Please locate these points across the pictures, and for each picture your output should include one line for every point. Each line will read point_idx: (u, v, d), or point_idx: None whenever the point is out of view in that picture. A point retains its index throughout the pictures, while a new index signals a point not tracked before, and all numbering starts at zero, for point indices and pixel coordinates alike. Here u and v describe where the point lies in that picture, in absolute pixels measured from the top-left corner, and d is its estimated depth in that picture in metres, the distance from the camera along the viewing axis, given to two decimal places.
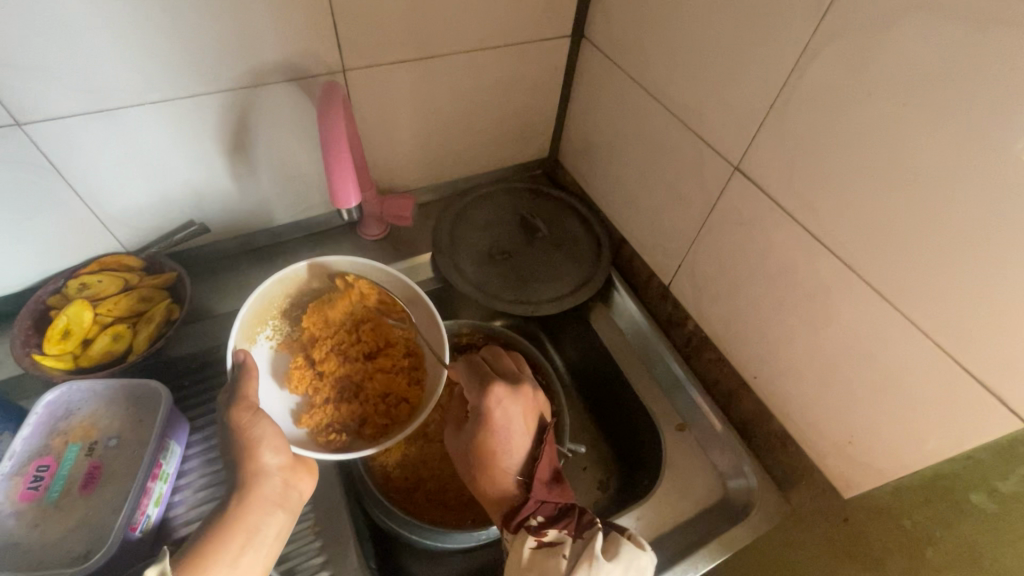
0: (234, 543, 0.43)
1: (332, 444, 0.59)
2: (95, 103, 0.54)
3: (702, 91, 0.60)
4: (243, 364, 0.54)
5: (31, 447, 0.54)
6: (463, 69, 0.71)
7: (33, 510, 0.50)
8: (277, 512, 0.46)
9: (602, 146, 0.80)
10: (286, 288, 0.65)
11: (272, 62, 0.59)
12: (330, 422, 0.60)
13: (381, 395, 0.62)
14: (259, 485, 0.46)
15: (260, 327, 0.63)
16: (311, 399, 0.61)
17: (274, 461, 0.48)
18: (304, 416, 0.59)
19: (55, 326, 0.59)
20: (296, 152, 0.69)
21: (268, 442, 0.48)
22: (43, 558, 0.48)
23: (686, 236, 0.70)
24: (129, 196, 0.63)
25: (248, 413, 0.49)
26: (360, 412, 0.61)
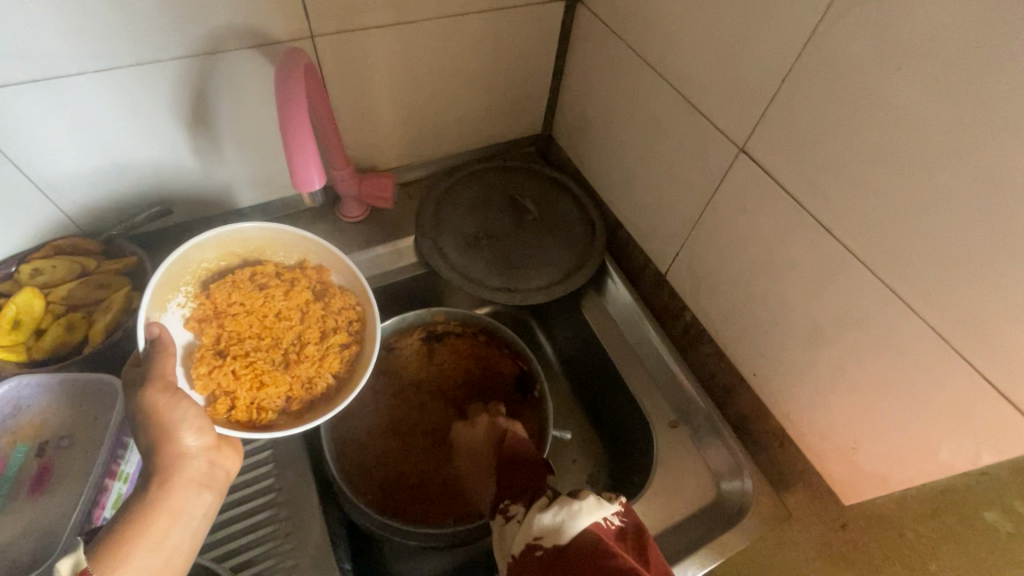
0: (156, 527, 0.41)
1: (259, 425, 0.53)
2: (27, 71, 0.49)
3: (706, 62, 0.54)
4: (155, 342, 0.47)
5: None
6: (445, 36, 0.65)
7: None
8: (202, 492, 0.44)
9: (597, 123, 0.75)
10: (205, 254, 0.58)
11: (229, 26, 0.53)
12: (253, 402, 0.53)
13: (310, 369, 0.57)
14: (181, 467, 0.43)
15: (171, 294, 0.56)
16: (225, 377, 0.53)
17: (196, 443, 0.44)
18: (220, 399, 0.52)
19: (4, 316, 0.55)
20: (264, 125, 0.64)
21: (188, 422, 0.44)
22: None
23: (685, 221, 0.65)
24: (78, 173, 0.58)
25: (164, 395, 0.43)
26: (289, 388, 0.55)
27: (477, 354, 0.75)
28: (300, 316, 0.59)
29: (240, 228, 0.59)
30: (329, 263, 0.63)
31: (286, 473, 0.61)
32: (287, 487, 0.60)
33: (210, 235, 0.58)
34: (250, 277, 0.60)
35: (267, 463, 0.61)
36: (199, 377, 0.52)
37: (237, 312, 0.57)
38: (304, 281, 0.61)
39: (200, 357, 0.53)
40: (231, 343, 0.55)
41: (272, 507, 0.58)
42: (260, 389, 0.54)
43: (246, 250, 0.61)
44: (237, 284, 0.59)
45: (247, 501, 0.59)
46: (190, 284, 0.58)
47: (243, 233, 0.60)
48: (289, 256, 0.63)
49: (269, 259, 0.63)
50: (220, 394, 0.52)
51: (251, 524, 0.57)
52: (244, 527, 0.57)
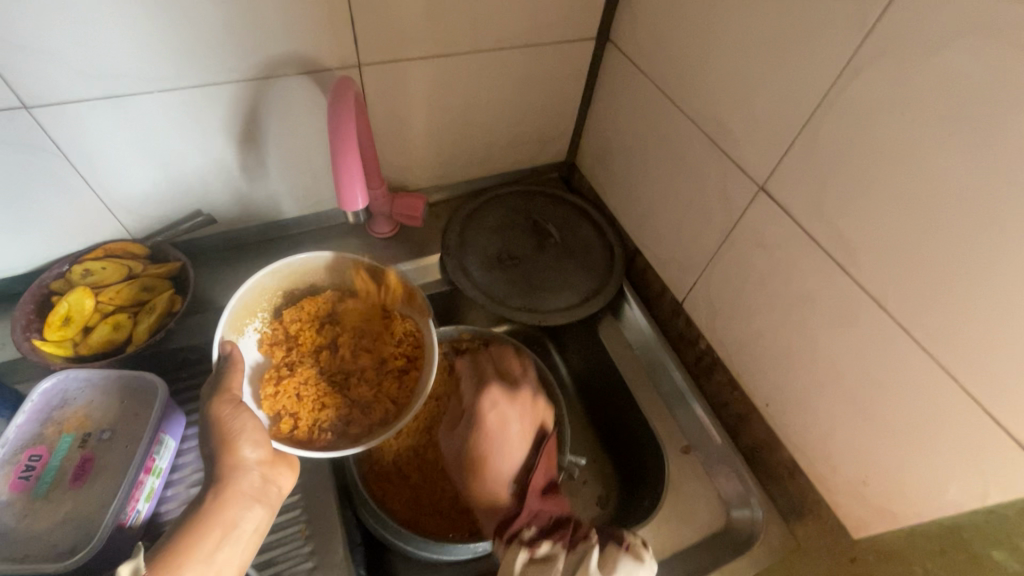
0: (208, 540, 0.42)
1: (315, 445, 0.56)
2: (103, 89, 0.53)
3: (731, 104, 0.57)
4: (228, 356, 0.54)
5: (23, 436, 0.53)
6: (482, 68, 0.69)
7: (23, 500, 0.50)
8: (254, 506, 0.46)
9: (621, 154, 0.78)
10: (278, 281, 0.63)
11: (286, 54, 0.57)
12: (314, 423, 0.57)
13: (369, 395, 0.60)
14: (236, 480, 0.45)
15: (248, 319, 0.62)
16: (289, 401, 0.57)
17: (253, 456, 0.47)
18: (283, 418, 0.56)
19: (57, 312, 0.59)
20: (307, 146, 0.68)
21: (247, 436, 0.47)
22: (28, 552, 0.48)
23: (703, 253, 0.67)
24: (134, 183, 0.62)
25: (229, 406, 0.48)
26: (347, 411, 0.59)
27: None
28: (363, 341, 0.63)
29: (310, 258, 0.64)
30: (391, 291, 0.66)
31: (306, 477, 0.63)
32: (307, 489, 0.62)
33: (282, 264, 0.62)
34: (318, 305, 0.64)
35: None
36: (267, 397, 0.57)
37: (307, 338, 0.62)
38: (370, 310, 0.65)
39: (269, 379, 0.59)
40: (299, 366, 0.60)
41: (293, 509, 0.60)
42: (320, 411, 0.58)
43: (315, 277, 0.66)
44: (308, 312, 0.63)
45: None
46: (265, 309, 0.63)
47: (309, 261, 0.64)
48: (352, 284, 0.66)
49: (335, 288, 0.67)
50: (284, 413, 0.57)
51: (273, 524, 0.59)
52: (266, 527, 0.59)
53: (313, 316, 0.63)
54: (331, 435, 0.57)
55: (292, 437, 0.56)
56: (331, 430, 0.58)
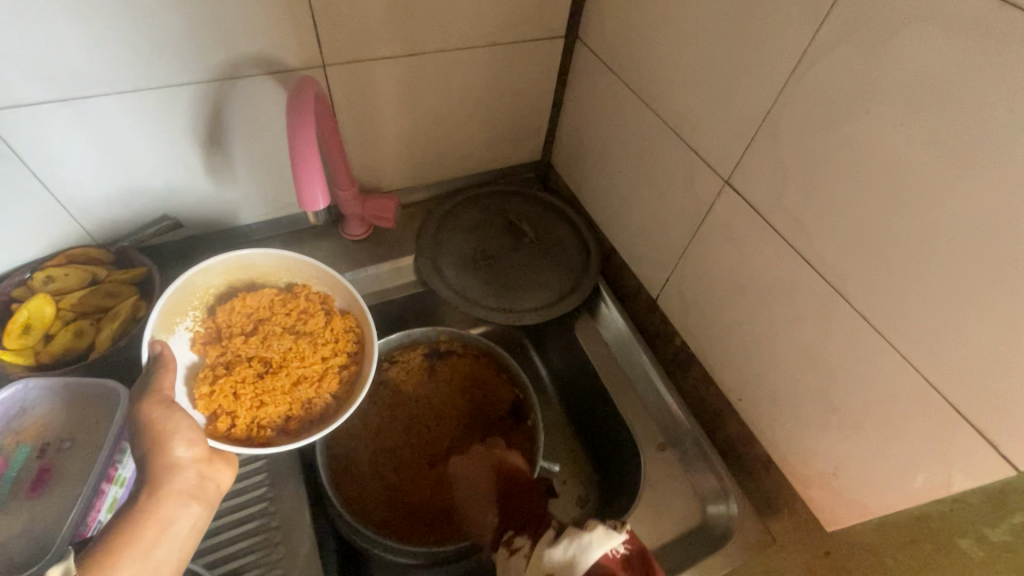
0: (143, 538, 0.41)
1: (256, 442, 0.55)
2: (58, 91, 0.52)
3: (695, 98, 0.57)
4: (158, 358, 0.53)
5: None
6: (451, 67, 0.69)
7: None
8: (191, 504, 0.45)
9: (594, 152, 0.78)
10: (212, 279, 0.62)
11: (248, 54, 0.57)
12: (252, 421, 0.56)
13: (310, 390, 0.59)
14: (170, 478, 0.44)
15: (179, 317, 0.60)
16: (224, 401, 0.55)
17: (188, 454, 0.46)
18: (220, 418, 0.55)
19: (16, 321, 0.57)
20: (274, 147, 0.67)
21: (180, 434, 0.46)
22: None
23: (674, 249, 0.67)
24: (95, 187, 0.61)
25: (159, 408, 0.47)
26: (287, 407, 0.58)
27: (480, 379, 0.76)
28: (303, 336, 0.61)
29: (247, 257, 0.63)
30: (331, 288, 0.65)
31: (277, 483, 0.62)
32: (277, 496, 0.61)
33: (215, 262, 0.61)
34: (252, 299, 0.62)
35: (260, 472, 0.62)
36: (201, 397, 0.55)
37: (241, 333, 0.60)
38: (309, 304, 0.63)
39: (204, 377, 0.56)
40: (235, 362, 0.57)
41: (264, 516, 0.60)
42: (260, 409, 0.56)
43: (251, 274, 0.65)
44: (243, 307, 0.61)
45: (240, 510, 0.60)
46: (197, 307, 0.62)
47: (246, 258, 0.63)
48: (293, 278, 0.66)
49: (274, 283, 0.66)
50: (221, 413, 0.55)
51: (243, 532, 0.59)
52: (235, 535, 0.58)
53: (248, 310, 0.62)
54: (272, 431, 0.56)
55: (232, 436, 0.55)
56: (273, 427, 0.57)
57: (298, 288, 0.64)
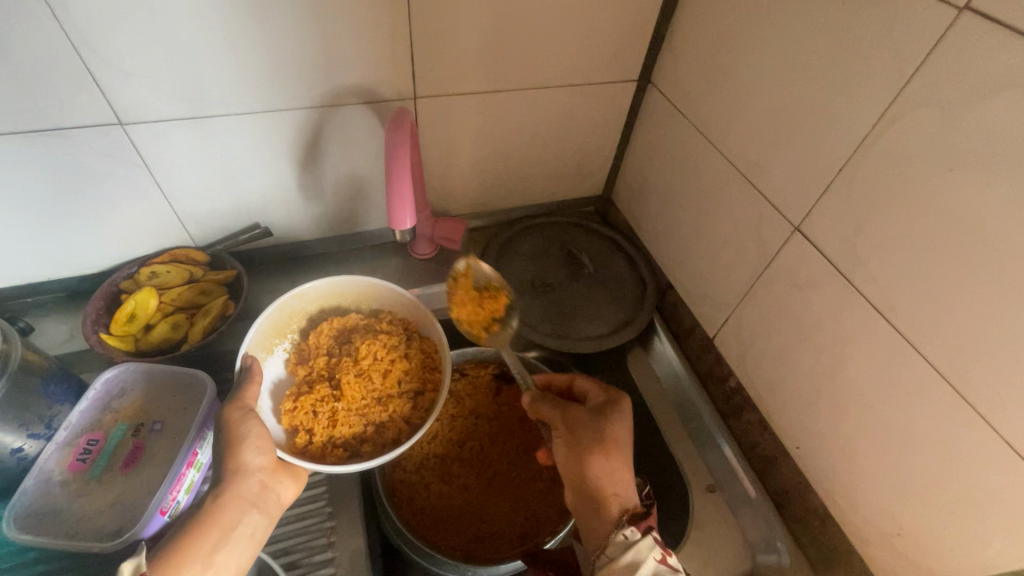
0: (207, 541, 0.45)
1: (326, 460, 0.58)
2: (188, 110, 0.59)
3: (768, 146, 0.59)
4: (247, 370, 0.57)
5: (82, 421, 0.58)
6: (528, 103, 0.73)
7: (78, 481, 0.54)
8: (252, 511, 0.48)
9: (658, 190, 0.80)
10: (307, 305, 0.68)
11: (350, 86, 0.63)
12: (327, 440, 0.59)
13: (383, 416, 0.61)
14: (236, 482, 0.48)
15: (277, 339, 0.66)
16: (304, 420, 0.60)
17: (257, 461, 0.50)
18: (300, 434, 0.59)
19: (124, 309, 0.64)
20: (360, 169, 0.72)
21: (253, 440, 0.51)
22: (77, 530, 0.51)
23: (736, 290, 0.68)
24: (204, 196, 0.68)
25: (239, 410, 0.52)
26: (361, 430, 0.61)
27: None
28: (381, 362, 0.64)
29: (339, 282, 0.69)
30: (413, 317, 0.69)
31: (335, 483, 0.66)
32: (336, 496, 0.65)
33: (310, 288, 0.67)
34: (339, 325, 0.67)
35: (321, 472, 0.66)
36: (285, 413, 0.60)
37: (324, 355, 0.64)
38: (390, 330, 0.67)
39: (289, 396, 0.61)
40: (317, 383, 0.62)
41: (323, 515, 0.63)
42: (334, 429, 0.59)
43: (341, 300, 0.70)
44: (330, 332, 0.66)
45: (301, 506, 0.63)
46: (294, 329, 0.68)
47: (335, 283, 0.68)
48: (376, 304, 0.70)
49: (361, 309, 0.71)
50: (301, 429, 0.59)
51: (301, 527, 0.62)
52: (295, 529, 0.62)
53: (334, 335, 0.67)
54: (344, 452, 0.59)
55: (306, 453, 0.58)
56: (345, 448, 0.60)
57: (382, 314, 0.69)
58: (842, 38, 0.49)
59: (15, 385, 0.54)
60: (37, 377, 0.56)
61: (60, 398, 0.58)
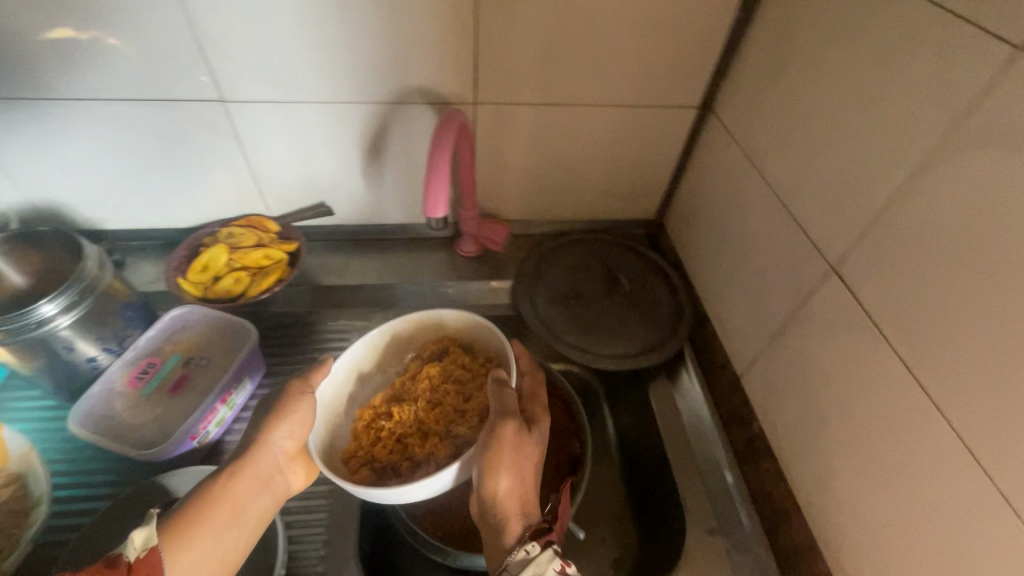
0: (217, 520, 0.48)
1: (352, 476, 0.60)
2: (275, 95, 0.67)
3: (815, 181, 0.56)
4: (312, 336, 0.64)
5: (147, 346, 0.69)
6: (583, 120, 0.76)
7: (133, 394, 0.65)
8: (261, 493, 0.53)
9: (707, 218, 0.78)
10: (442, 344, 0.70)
11: (416, 86, 0.68)
12: (365, 455, 0.62)
13: (419, 450, 0.62)
14: (255, 463, 0.52)
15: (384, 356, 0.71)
16: (360, 432, 0.64)
17: (282, 440, 0.54)
18: (357, 442, 0.64)
19: (200, 260, 0.74)
20: (418, 164, 0.78)
21: (289, 422, 0.55)
22: (122, 433, 0.62)
23: (769, 329, 0.65)
24: (281, 171, 0.76)
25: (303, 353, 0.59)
26: (387, 457, 0.62)
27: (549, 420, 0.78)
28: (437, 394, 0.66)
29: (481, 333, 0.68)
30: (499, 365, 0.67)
31: None
32: None
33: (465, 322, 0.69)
34: (457, 372, 0.67)
35: None
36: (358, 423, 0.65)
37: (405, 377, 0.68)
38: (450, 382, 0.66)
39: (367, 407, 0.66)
40: (384, 400, 0.66)
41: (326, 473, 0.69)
42: (375, 450, 0.62)
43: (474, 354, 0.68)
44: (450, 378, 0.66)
45: None
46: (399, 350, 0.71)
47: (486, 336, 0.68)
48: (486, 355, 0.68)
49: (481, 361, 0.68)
50: (360, 437, 0.64)
51: None
52: None
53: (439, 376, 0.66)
54: (368, 473, 0.60)
55: (346, 461, 0.62)
56: (377, 469, 0.61)
57: (458, 358, 0.68)
58: (899, 74, 0.46)
59: (100, 305, 0.64)
60: (118, 302, 0.66)
61: (131, 322, 0.68)
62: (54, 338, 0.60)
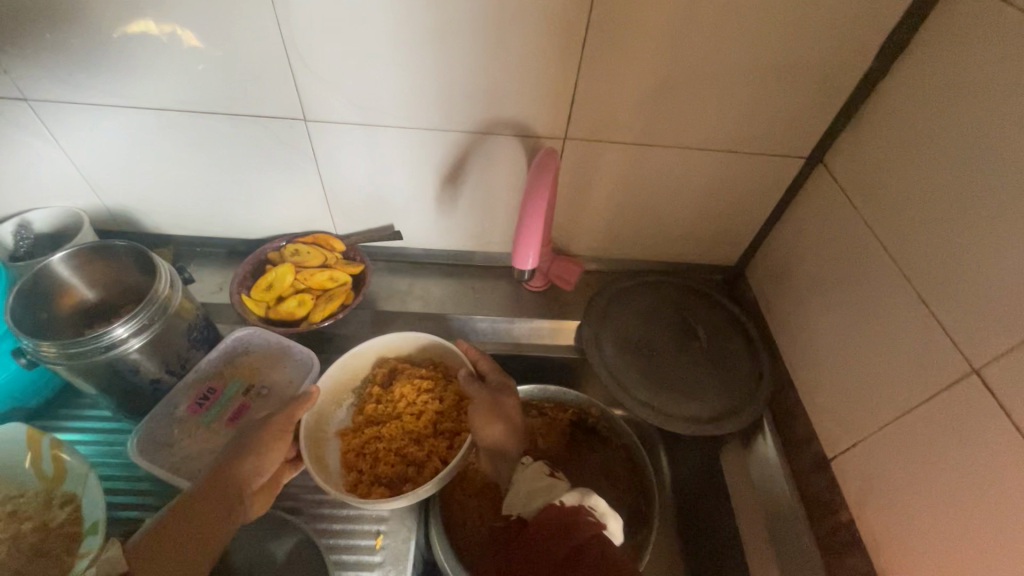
0: (177, 541, 0.50)
1: (371, 497, 0.63)
2: (362, 118, 0.64)
3: (957, 265, 0.50)
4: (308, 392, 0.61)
5: (205, 369, 0.68)
6: (677, 162, 0.71)
7: (194, 422, 0.64)
8: (232, 515, 0.53)
9: (801, 278, 0.73)
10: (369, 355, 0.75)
11: (507, 117, 0.64)
12: (372, 479, 0.65)
13: (419, 459, 0.66)
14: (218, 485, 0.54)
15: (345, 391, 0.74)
16: (352, 463, 0.67)
17: (253, 467, 0.56)
18: (353, 472, 0.66)
19: (265, 278, 0.71)
20: (495, 195, 0.74)
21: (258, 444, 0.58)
22: (186, 466, 0.61)
23: (873, 416, 0.59)
24: (355, 193, 0.74)
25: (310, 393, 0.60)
26: (392, 473, 0.65)
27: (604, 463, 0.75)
28: (413, 408, 0.69)
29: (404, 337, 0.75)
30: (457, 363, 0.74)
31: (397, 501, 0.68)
32: None
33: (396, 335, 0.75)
34: (411, 376, 0.71)
35: None
36: (345, 455, 0.68)
37: (372, 400, 0.71)
38: (422, 390, 0.70)
39: (346, 435, 0.69)
40: (363, 425, 0.69)
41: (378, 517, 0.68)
42: (377, 472, 0.65)
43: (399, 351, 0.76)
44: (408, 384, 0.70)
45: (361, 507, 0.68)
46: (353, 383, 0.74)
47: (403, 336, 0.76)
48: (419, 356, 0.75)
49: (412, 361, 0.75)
50: (354, 467, 0.67)
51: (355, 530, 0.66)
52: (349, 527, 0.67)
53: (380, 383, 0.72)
54: (385, 491, 0.64)
55: (353, 490, 0.64)
56: (386, 485, 0.65)
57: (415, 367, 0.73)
58: None
59: (169, 328, 0.62)
60: (185, 323, 0.65)
61: (195, 344, 0.67)
62: (123, 361, 0.59)
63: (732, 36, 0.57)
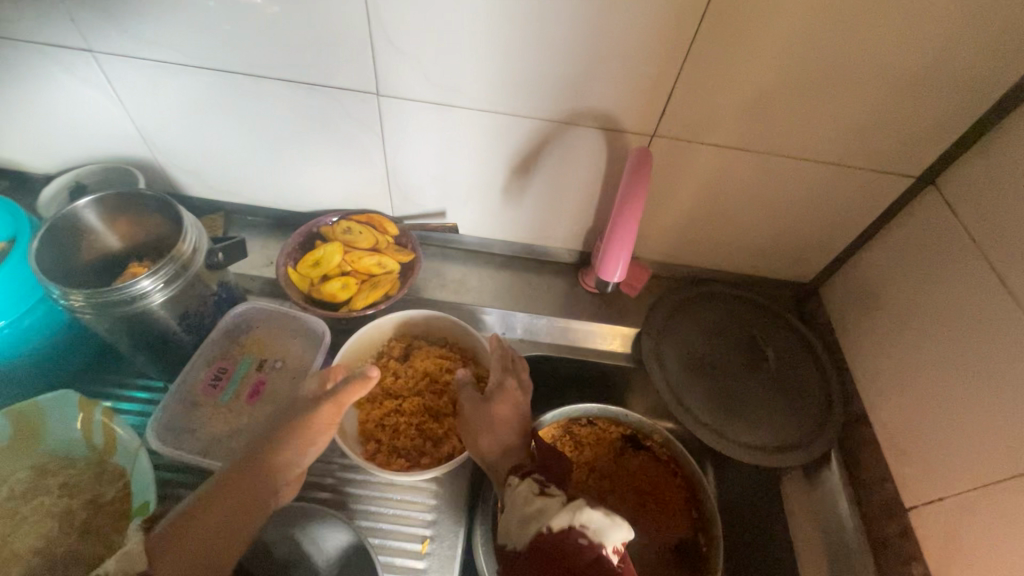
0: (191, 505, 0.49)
1: (394, 468, 0.61)
2: (436, 97, 0.60)
3: None
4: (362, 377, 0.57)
5: (214, 350, 0.65)
6: (770, 170, 0.65)
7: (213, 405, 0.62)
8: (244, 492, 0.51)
9: (889, 307, 0.67)
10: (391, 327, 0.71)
11: (593, 108, 0.59)
12: (392, 451, 0.63)
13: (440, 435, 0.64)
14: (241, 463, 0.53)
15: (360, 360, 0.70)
16: (369, 437, 0.64)
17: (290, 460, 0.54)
18: (370, 444, 0.63)
19: (314, 254, 0.69)
20: (566, 189, 0.69)
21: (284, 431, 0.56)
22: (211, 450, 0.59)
23: (969, 471, 0.54)
24: (418, 174, 0.70)
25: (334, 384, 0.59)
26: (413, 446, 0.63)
27: (653, 483, 0.71)
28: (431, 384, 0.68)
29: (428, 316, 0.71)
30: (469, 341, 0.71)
31: (442, 508, 0.65)
32: (444, 505, 0.65)
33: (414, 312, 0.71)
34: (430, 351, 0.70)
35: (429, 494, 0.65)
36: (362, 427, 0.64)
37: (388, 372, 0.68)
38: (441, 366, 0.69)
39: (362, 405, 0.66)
40: (381, 396, 0.66)
41: (425, 520, 0.64)
42: (398, 444, 0.63)
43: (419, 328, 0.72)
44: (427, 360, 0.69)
45: (405, 509, 0.64)
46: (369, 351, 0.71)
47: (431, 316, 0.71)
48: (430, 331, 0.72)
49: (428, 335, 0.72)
50: (371, 439, 0.63)
51: (398, 534, 0.63)
52: (394, 530, 0.63)
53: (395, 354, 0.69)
54: (408, 464, 0.62)
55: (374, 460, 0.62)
56: (406, 456, 0.63)
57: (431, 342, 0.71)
58: None
59: (193, 285, 0.60)
60: (208, 283, 0.63)
61: (193, 326, 0.64)
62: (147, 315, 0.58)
63: (864, 37, 0.51)
